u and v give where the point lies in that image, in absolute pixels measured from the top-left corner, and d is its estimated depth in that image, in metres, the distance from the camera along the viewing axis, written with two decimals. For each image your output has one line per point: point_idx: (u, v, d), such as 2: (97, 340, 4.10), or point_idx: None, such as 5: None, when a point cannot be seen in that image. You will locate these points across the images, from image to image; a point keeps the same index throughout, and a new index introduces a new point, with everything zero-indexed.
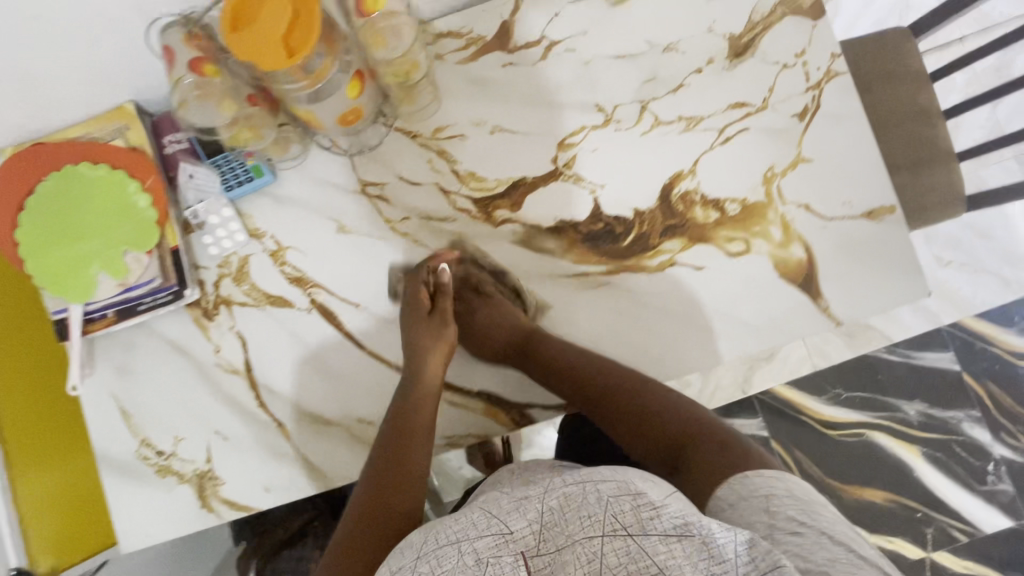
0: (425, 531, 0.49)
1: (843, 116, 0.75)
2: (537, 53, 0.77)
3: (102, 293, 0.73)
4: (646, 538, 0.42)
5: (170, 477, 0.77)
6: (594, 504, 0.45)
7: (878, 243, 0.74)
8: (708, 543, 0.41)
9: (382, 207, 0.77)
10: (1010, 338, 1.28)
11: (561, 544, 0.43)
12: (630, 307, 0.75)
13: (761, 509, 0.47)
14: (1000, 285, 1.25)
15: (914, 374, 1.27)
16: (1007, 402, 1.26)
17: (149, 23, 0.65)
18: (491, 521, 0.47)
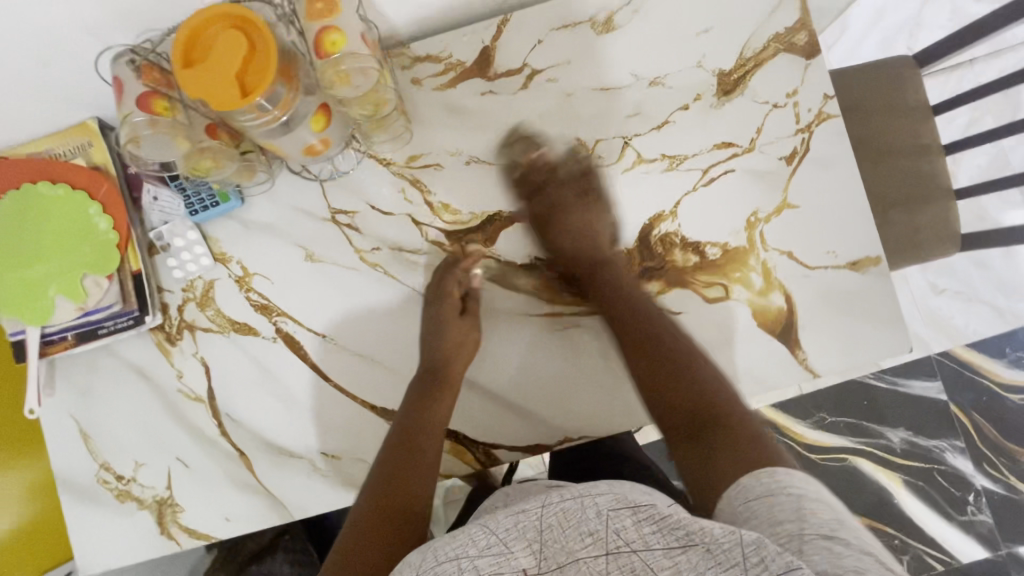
0: (422, 552, 0.46)
1: (832, 161, 0.72)
2: (518, 82, 0.74)
3: (60, 317, 0.71)
4: (650, 553, 0.41)
5: (129, 502, 0.76)
6: (592, 520, 0.43)
7: (861, 294, 0.72)
8: (714, 549, 0.40)
9: (353, 236, 0.75)
10: (1000, 371, 1.22)
11: (562, 562, 0.42)
12: (601, 350, 0.73)
13: (792, 510, 0.45)
14: (992, 314, 1.23)
15: (901, 401, 1.23)
16: (990, 432, 1.21)
17: (105, 48, 0.63)
18: (489, 538, 0.44)
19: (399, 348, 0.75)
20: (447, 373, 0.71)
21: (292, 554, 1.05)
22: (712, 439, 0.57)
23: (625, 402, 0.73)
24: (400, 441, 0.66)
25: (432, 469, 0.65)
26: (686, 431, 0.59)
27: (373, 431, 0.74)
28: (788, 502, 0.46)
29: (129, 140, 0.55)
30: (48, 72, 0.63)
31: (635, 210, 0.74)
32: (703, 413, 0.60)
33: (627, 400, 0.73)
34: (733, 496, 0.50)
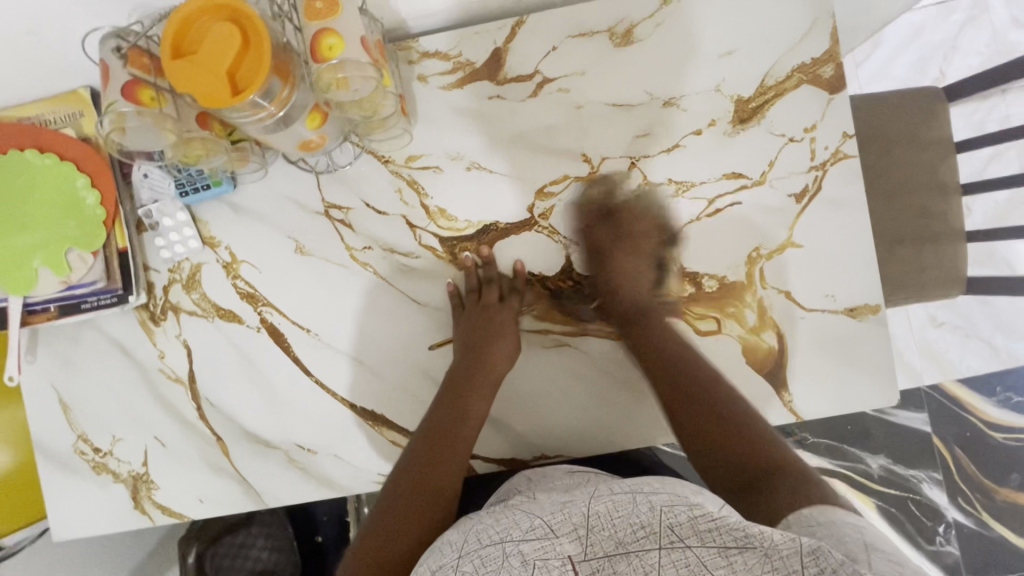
0: (464, 532, 0.50)
1: (843, 202, 0.70)
2: (528, 89, 0.71)
3: (43, 289, 0.70)
4: (704, 550, 0.43)
5: (104, 474, 0.77)
6: (645, 514, 0.46)
7: (856, 341, 0.70)
8: (772, 553, 0.41)
9: (344, 232, 0.73)
10: (986, 408, 1.20)
11: (611, 552, 0.44)
12: (590, 372, 0.73)
13: (856, 535, 0.47)
14: (988, 352, 1.23)
15: (886, 428, 1.16)
16: (971, 469, 1.18)
17: (98, 27, 0.61)
18: (536, 527, 0.48)
19: (383, 350, 0.74)
20: (480, 358, 0.70)
21: (269, 529, 1.09)
22: (767, 484, 0.56)
23: (610, 424, 0.73)
24: (435, 427, 0.66)
25: (466, 454, 0.65)
26: (732, 481, 0.59)
27: (351, 430, 0.74)
28: (853, 529, 0.47)
29: (113, 130, 0.52)
30: (37, 40, 0.61)
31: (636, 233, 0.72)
32: (746, 462, 0.59)
33: (612, 424, 0.73)
34: (790, 522, 0.51)
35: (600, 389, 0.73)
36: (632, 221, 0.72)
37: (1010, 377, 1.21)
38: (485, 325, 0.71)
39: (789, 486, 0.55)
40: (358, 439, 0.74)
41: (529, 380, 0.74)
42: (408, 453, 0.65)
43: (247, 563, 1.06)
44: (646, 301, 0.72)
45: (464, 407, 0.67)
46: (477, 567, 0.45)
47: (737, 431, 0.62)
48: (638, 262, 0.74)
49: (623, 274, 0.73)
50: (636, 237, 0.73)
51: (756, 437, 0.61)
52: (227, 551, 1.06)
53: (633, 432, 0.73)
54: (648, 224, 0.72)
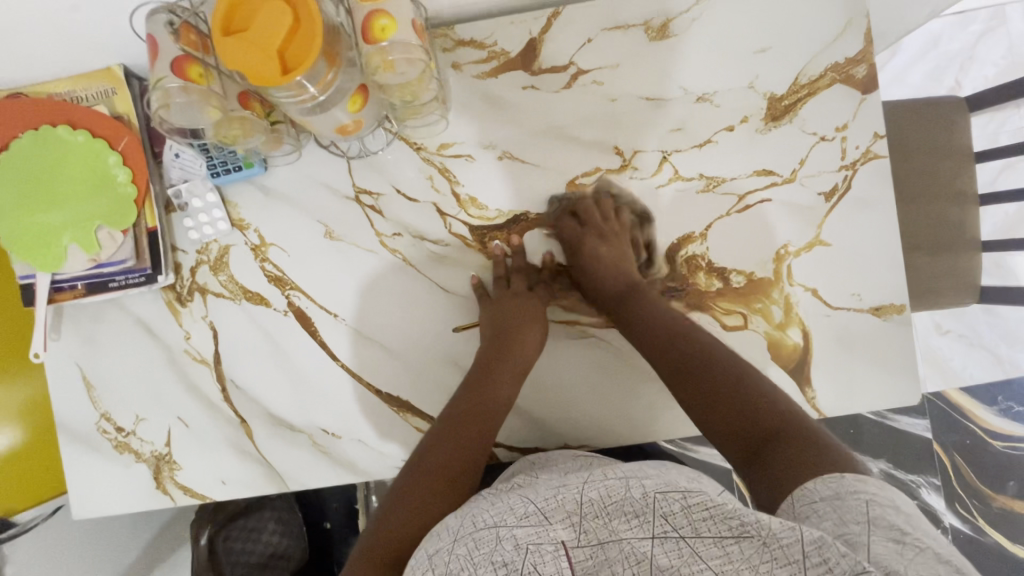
0: (461, 516, 0.51)
1: (872, 203, 0.70)
2: (562, 81, 0.72)
3: (72, 266, 0.70)
4: (699, 540, 0.43)
5: (127, 453, 0.77)
6: (637, 501, 0.47)
7: (880, 341, 0.71)
8: (770, 542, 0.41)
9: (374, 218, 0.74)
10: (986, 416, 1.21)
11: (604, 538, 0.45)
12: (614, 361, 0.73)
13: (861, 512, 0.44)
14: (992, 363, 1.24)
15: (890, 435, 1.16)
16: (970, 475, 1.18)
17: (135, 10, 0.61)
18: (531, 514, 0.48)
19: (410, 336, 0.74)
20: (510, 342, 0.69)
21: (279, 513, 1.10)
22: (768, 454, 0.54)
23: (625, 412, 0.73)
24: (461, 410, 0.66)
25: (489, 438, 0.65)
26: (739, 450, 0.57)
27: (375, 416, 0.75)
28: (857, 506, 0.44)
29: (160, 106, 0.52)
30: (76, 15, 0.60)
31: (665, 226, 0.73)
32: (752, 430, 0.57)
33: (626, 413, 0.73)
34: (795, 498, 0.48)
35: (617, 377, 0.73)
36: (602, 216, 0.73)
37: (1012, 388, 1.23)
38: (510, 308, 0.71)
39: (796, 453, 0.52)
40: (383, 424, 0.75)
41: (555, 366, 0.74)
42: (430, 435, 0.65)
43: (257, 546, 1.06)
44: (632, 281, 0.71)
45: (492, 392, 0.67)
46: (470, 550, 0.45)
47: (744, 398, 0.59)
48: (614, 247, 0.73)
49: (604, 264, 0.72)
50: (613, 226, 0.73)
51: (761, 399, 0.59)
52: (238, 534, 1.06)
53: (646, 421, 0.73)
54: (624, 217, 0.74)
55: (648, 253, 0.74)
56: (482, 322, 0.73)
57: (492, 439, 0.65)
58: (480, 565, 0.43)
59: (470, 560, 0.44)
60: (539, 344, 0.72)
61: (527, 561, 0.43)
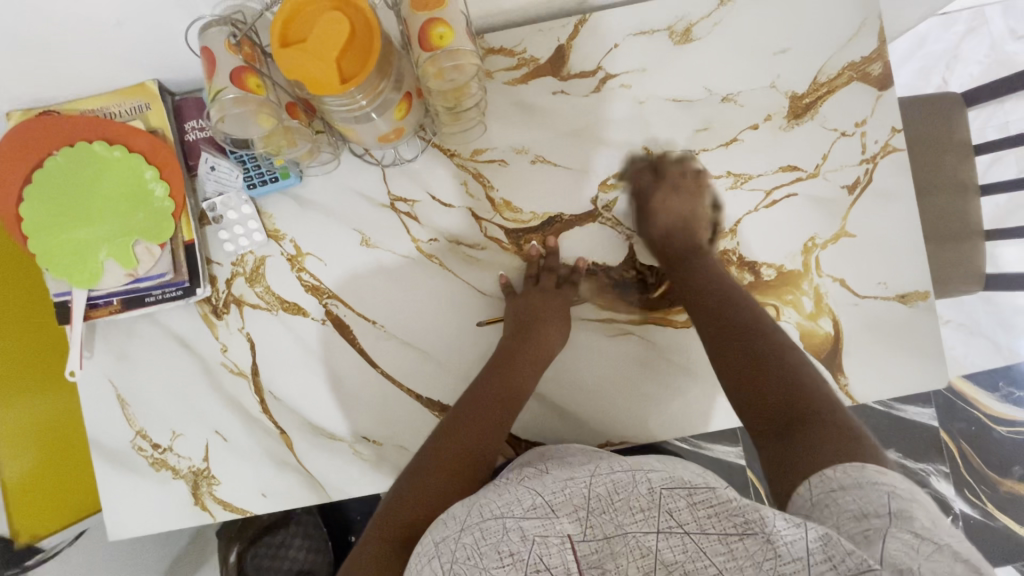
0: (467, 506, 0.50)
1: (892, 195, 0.73)
2: (591, 85, 0.74)
3: (108, 282, 0.69)
4: (704, 537, 0.42)
5: (164, 471, 0.76)
6: (643, 495, 0.45)
7: (907, 327, 0.73)
8: (774, 539, 0.40)
9: (410, 225, 0.75)
10: (987, 402, 1.21)
11: (609, 533, 0.44)
12: (637, 355, 0.75)
13: (880, 503, 0.42)
14: (990, 349, 1.24)
15: (894, 426, 1.19)
16: (976, 460, 1.19)
17: (192, 22, 0.61)
18: (537, 506, 0.47)
19: (449, 340, 0.75)
20: (532, 335, 0.70)
21: (304, 529, 1.07)
22: (796, 432, 0.53)
23: (636, 408, 0.75)
24: (479, 396, 0.67)
25: (505, 428, 0.65)
26: (766, 424, 0.56)
27: (416, 421, 0.75)
28: (878, 499, 0.43)
29: (217, 117, 0.55)
30: (122, 32, 0.61)
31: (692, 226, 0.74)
32: (778, 405, 0.56)
33: (639, 409, 0.75)
34: (813, 483, 0.47)
35: (636, 373, 0.75)
36: (681, 172, 0.73)
37: (1013, 373, 1.22)
38: (536, 302, 0.72)
39: (818, 436, 0.51)
40: (424, 429, 0.75)
41: (577, 360, 0.75)
42: (446, 422, 0.65)
43: (285, 564, 1.04)
44: (696, 244, 0.73)
45: (515, 384, 0.68)
46: (477, 540, 0.45)
47: (768, 373, 0.58)
48: (686, 201, 0.72)
49: (665, 221, 0.73)
50: (690, 183, 0.73)
51: (783, 387, 0.57)
52: (265, 551, 1.04)
53: (657, 417, 0.74)
54: (703, 183, 0.74)
55: (716, 229, 0.74)
56: (507, 316, 0.74)
57: (507, 428, 0.66)
58: (486, 554, 0.43)
59: (477, 549, 0.44)
60: (562, 340, 0.73)
61: (532, 552, 0.42)
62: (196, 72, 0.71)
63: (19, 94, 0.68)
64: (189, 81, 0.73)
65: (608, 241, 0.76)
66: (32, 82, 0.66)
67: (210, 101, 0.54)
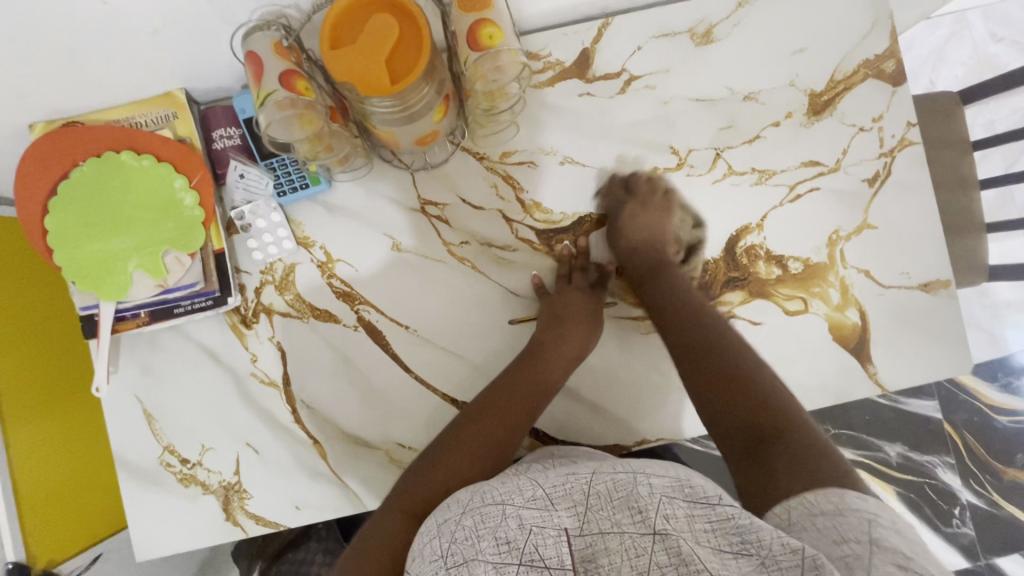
0: (472, 492, 0.50)
1: (910, 186, 0.75)
2: (616, 86, 0.75)
3: (136, 293, 0.68)
4: (699, 546, 0.40)
5: (193, 486, 0.74)
6: (644, 496, 0.44)
7: (928, 315, 0.75)
8: (768, 563, 0.38)
9: (440, 228, 0.75)
10: (988, 392, 1.21)
11: (605, 529, 0.42)
12: (650, 355, 0.75)
13: (862, 531, 0.42)
14: (987, 341, 1.23)
15: (901, 419, 1.20)
16: (979, 451, 1.20)
17: (232, 29, 0.61)
18: (538, 497, 0.46)
19: (484, 343, 0.75)
20: (560, 331, 0.70)
21: (325, 543, 1.02)
22: (765, 449, 0.53)
23: (652, 410, 0.75)
24: (504, 386, 0.67)
25: (528, 420, 0.65)
26: (736, 442, 0.56)
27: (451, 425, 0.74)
28: (859, 525, 0.42)
29: (264, 122, 0.59)
30: (162, 39, 0.61)
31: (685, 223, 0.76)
32: (752, 422, 0.56)
33: (655, 410, 0.75)
34: (793, 505, 0.47)
35: (649, 373, 0.75)
36: (650, 188, 0.75)
37: (1011, 362, 1.22)
38: (569, 300, 0.73)
39: (784, 461, 0.51)
40: None
41: (604, 356, 0.76)
42: (470, 410, 0.65)
43: None
44: (665, 260, 0.75)
45: (541, 378, 0.68)
46: (476, 524, 0.44)
47: (739, 385, 0.60)
48: (653, 220, 0.75)
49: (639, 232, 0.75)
50: (660, 201, 0.75)
51: (767, 403, 0.57)
52: (288, 569, 1.00)
53: (676, 419, 0.74)
54: (672, 198, 0.76)
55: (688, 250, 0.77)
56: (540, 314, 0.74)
57: (528, 421, 0.65)
58: (483, 537, 0.43)
59: (475, 532, 0.43)
60: (586, 342, 0.71)
61: (528, 542, 0.41)
62: (225, 79, 0.71)
63: (46, 106, 0.67)
64: (216, 90, 0.72)
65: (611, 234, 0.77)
66: (60, 93, 0.65)
67: (258, 106, 0.58)
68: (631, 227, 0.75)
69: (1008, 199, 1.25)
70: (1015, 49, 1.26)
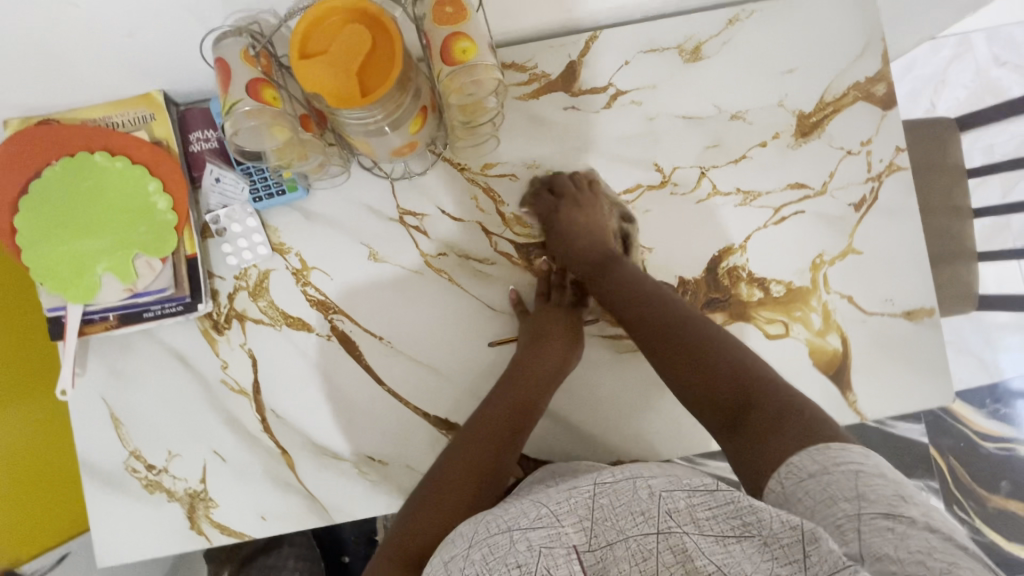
0: (474, 523, 0.47)
1: (896, 212, 0.74)
2: (602, 101, 0.74)
3: (105, 297, 0.67)
4: (702, 537, 0.40)
5: (159, 493, 0.73)
6: (644, 501, 0.42)
7: (911, 343, 0.74)
8: (770, 542, 0.38)
9: (419, 239, 0.73)
10: (977, 419, 1.20)
11: (612, 540, 0.41)
12: (648, 377, 0.74)
13: (849, 487, 0.42)
14: (976, 366, 1.21)
15: (886, 443, 1.19)
16: (963, 477, 1.19)
17: (206, 31, 0.60)
18: (543, 514, 0.44)
19: (458, 357, 0.74)
20: (538, 353, 0.69)
21: (298, 548, 1.01)
22: (750, 415, 0.53)
23: (650, 432, 0.73)
24: (483, 417, 0.65)
25: (516, 445, 0.64)
26: (723, 411, 0.55)
27: (423, 439, 0.73)
28: (846, 480, 0.42)
29: (231, 131, 0.57)
30: (135, 41, 0.60)
31: (667, 234, 0.75)
32: (730, 390, 0.56)
33: (650, 433, 0.73)
34: (782, 476, 0.46)
35: (642, 394, 0.74)
36: (576, 185, 0.73)
37: (1001, 390, 1.21)
38: (542, 320, 0.71)
39: (768, 423, 0.51)
40: (432, 447, 0.73)
41: (590, 378, 0.74)
42: (453, 444, 0.64)
43: None
44: (609, 251, 0.73)
45: (522, 402, 0.67)
46: (485, 556, 0.41)
47: (708, 357, 0.59)
48: (591, 215, 0.73)
49: (579, 229, 0.73)
50: (587, 195, 0.73)
51: (745, 365, 0.57)
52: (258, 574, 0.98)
53: (672, 438, 0.73)
54: (597, 189, 0.74)
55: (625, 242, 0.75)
56: (520, 334, 0.73)
57: (517, 449, 0.64)
58: (496, 569, 0.40)
59: (486, 564, 0.41)
60: (569, 358, 0.71)
61: (539, 563, 0.39)
62: (205, 80, 0.69)
63: (19, 102, 0.65)
64: (195, 90, 0.71)
65: (551, 233, 0.74)
66: (33, 90, 0.64)
67: (225, 114, 0.57)
68: (571, 226, 0.73)
69: (1004, 225, 1.24)
70: (1018, 74, 1.25)
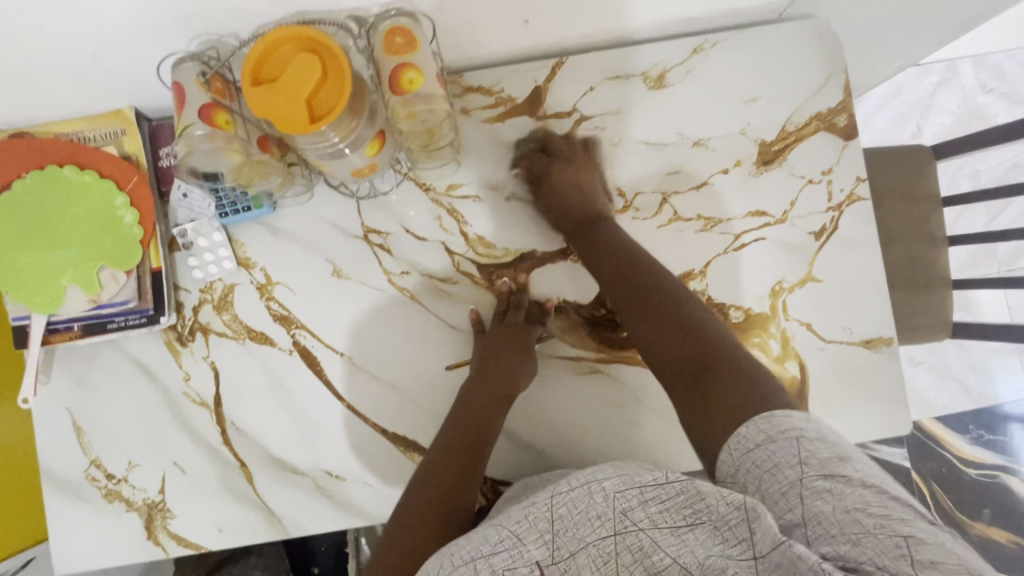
0: (438, 557, 0.45)
1: (856, 241, 0.75)
2: (566, 125, 0.75)
3: (70, 307, 0.68)
4: (658, 531, 0.41)
5: (118, 502, 0.73)
6: (600, 504, 0.43)
7: (870, 372, 0.74)
8: (719, 526, 0.39)
9: (383, 257, 0.74)
10: (959, 444, 1.20)
11: (574, 549, 0.42)
12: (618, 395, 0.74)
13: (792, 453, 0.42)
14: (959, 391, 1.20)
15: None
16: (944, 501, 1.18)
17: (168, 54, 0.61)
18: (504, 537, 0.43)
19: (418, 374, 0.74)
20: (499, 376, 0.70)
21: (265, 559, 1.02)
22: (705, 382, 0.54)
23: (628, 442, 0.74)
24: (450, 444, 0.65)
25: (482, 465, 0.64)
26: (683, 376, 0.58)
27: (381, 455, 0.74)
28: (790, 446, 0.43)
29: (185, 151, 0.58)
30: (102, 64, 0.61)
31: None
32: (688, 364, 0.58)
33: (627, 443, 0.74)
34: (733, 446, 0.46)
35: (609, 411, 0.74)
36: (570, 147, 0.75)
37: (984, 417, 1.20)
38: (501, 343, 0.71)
39: (718, 391, 0.52)
40: (389, 463, 0.74)
41: (555, 397, 0.75)
42: (421, 473, 0.62)
43: None
44: (599, 210, 0.75)
45: (485, 423, 0.67)
46: None
47: (689, 331, 0.60)
48: (579, 175, 0.75)
49: (567, 189, 0.74)
50: (580, 154, 0.75)
51: (711, 341, 0.59)
52: None
53: (643, 453, 0.74)
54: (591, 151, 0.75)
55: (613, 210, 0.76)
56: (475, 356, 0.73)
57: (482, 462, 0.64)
58: None
59: None
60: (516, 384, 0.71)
61: None
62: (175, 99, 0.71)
63: None
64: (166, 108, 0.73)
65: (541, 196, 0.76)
66: (6, 107, 0.66)
67: (178, 137, 0.59)
68: (560, 184, 0.74)
69: (987, 252, 1.24)
70: (1004, 102, 1.26)
